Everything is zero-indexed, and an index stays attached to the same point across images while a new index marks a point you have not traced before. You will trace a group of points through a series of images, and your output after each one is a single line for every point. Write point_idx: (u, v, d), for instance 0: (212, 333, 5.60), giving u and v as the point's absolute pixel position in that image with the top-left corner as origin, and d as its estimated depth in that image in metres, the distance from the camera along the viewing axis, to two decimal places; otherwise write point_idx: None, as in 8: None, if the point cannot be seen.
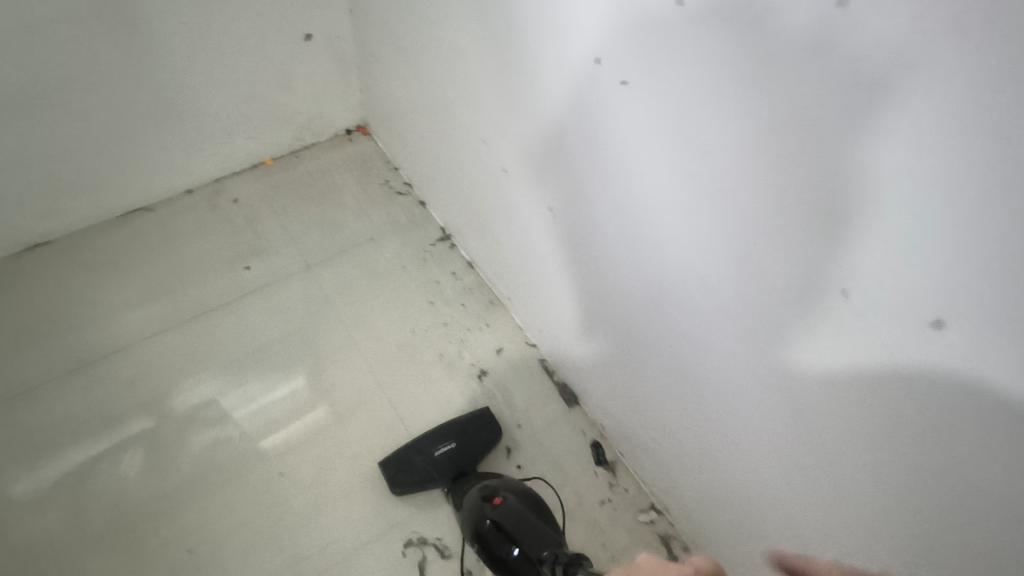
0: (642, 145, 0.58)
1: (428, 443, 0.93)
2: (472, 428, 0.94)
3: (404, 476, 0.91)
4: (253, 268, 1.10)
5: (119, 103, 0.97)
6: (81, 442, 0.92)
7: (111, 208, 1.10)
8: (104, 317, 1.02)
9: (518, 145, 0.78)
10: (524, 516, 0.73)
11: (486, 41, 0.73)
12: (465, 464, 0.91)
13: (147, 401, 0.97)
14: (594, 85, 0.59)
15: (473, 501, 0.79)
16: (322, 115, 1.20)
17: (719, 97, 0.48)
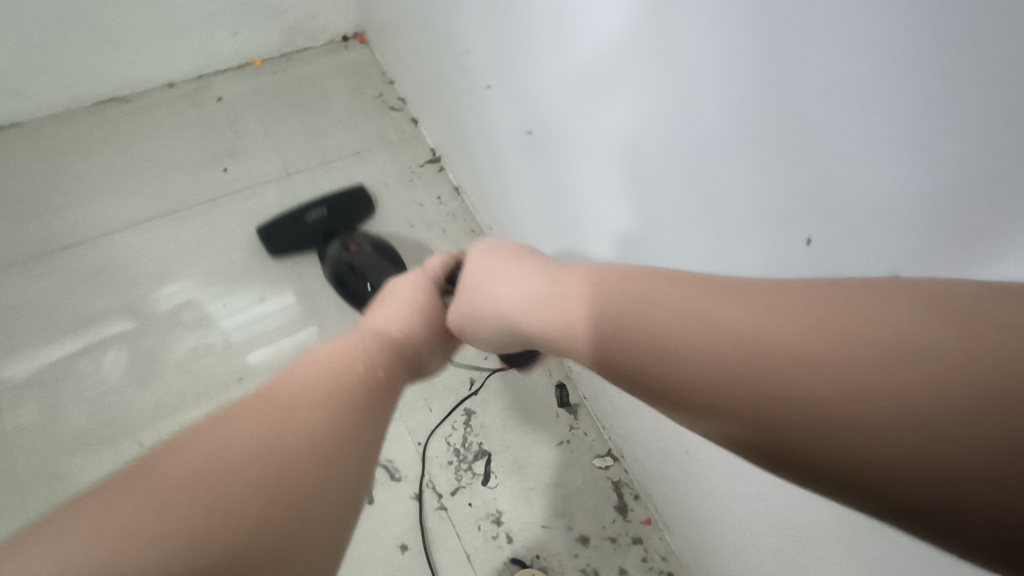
0: (626, 69, 0.54)
1: (303, 209, 1.01)
2: (347, 198, 1.03)
3: (278, 237, 1.00)
4: (230, 170, 1.06)
5: None
6: (57, 340, 0.93)
7: (85, 95, 1.05)
8: (78, 206, 1.00)
9: (507, 64, 0.74)
10: (378, 264, 0.91)
11: None
12: (335, 226, 1.01)
13: (130, 303, 0.96)
14: None
15: (334, 252, 0.94)
16: (314, 15, 1.13)
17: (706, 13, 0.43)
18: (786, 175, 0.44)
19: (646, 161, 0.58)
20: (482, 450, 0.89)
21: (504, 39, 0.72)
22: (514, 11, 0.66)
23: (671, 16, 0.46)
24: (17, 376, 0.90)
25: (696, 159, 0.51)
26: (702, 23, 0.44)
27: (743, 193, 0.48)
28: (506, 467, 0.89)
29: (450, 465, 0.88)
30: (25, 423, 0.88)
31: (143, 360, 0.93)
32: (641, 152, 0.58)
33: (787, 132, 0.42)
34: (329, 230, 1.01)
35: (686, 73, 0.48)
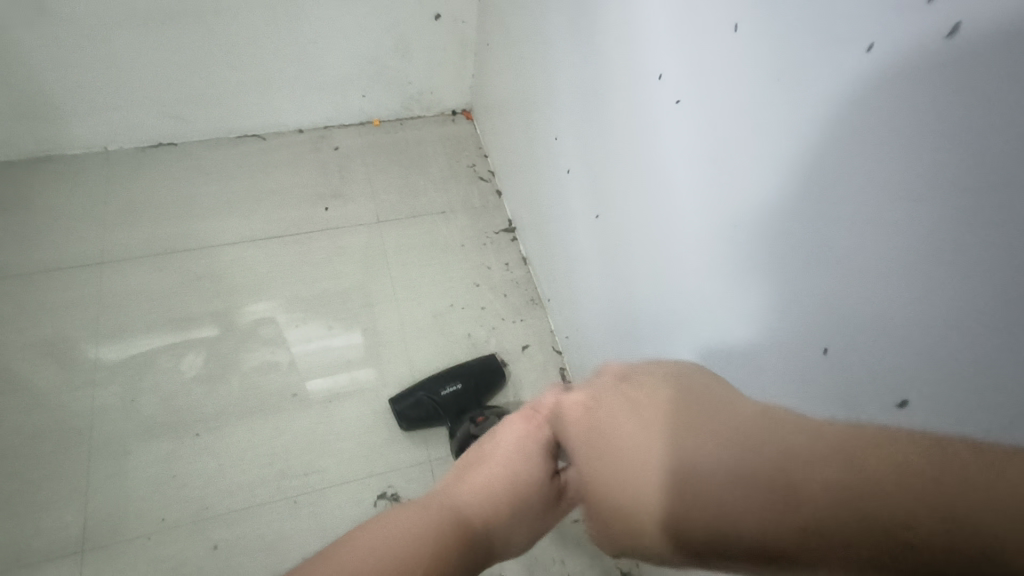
0: (684, 171, 0.60)
1: (437, 383, 1.00)
2: (481, 371, 1.02)
3: (413, 411, 0.98)
4: (330, 210, 1.20)
5: (259, 40, 1.09)
6: (153, 330, 1.06)
7: (231, 128, 1.24)
8: (202, 219, 1.16)
9: (587, 155, 0.82)
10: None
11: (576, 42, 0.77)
12: (469, 402, 0.99)
13: (219, 310, 1.09)
14: (653, 100, 0.62)
15: (462, 428, 0.93)
16: (432, 91, 1.29)
17: (757, 130, 0.49)
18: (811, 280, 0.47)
19: (692, 255, 0.63)
20: None
21: (587, 132, 0.80)
22: (599, 110, 0.75)
23: (727, 130, 0.52)
24: (106, 358, 1.02)
25: (735, 259, 0.55)
26: (753, 144, 0.50)
27: (772, 297, 0.52)
28: None
29: None
30: (107, 402, 0.99)
31: (219, 362, 1.04)
32: (689, 247, 0.63)
33: (818, 243, 0.45)
34: (463, 407, 0.98)
35: (735, 180, 0.53)
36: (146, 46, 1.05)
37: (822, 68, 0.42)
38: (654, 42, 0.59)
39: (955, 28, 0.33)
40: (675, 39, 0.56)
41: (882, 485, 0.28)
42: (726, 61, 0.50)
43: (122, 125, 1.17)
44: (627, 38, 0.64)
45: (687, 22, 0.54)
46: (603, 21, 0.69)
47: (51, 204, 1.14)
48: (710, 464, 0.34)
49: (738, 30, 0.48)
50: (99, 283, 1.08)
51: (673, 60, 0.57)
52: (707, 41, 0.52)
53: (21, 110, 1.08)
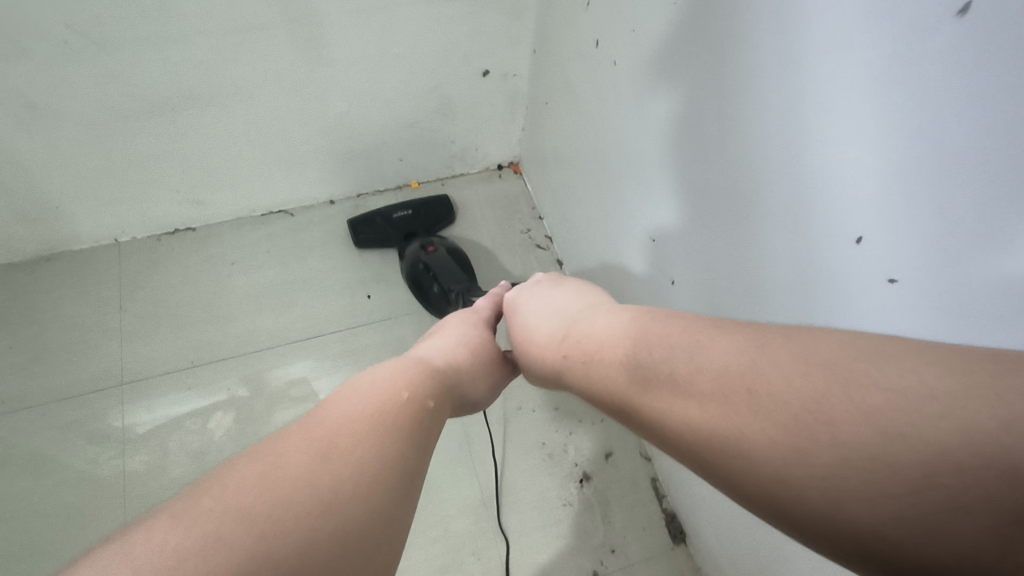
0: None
1: (389, 207, 1.09)
2: (430, 204, 1.10)
3: (366, 229, 1.07)
4: (373, 296, 1.06)
5: (286, 114, 0.95)
6: (179, 395, 0.95)
7: (255, 206, 1.10)
8: (233, 316, 1.03)
9: (710, 280, 0.66)
10: (450, 266, 0.97)
11: (691, 141, 0.63)
12: (416, 227, 1.08)
13: (248, 372, 0.98)
14: (848, 265, 0.47)
15: (412, 252, 1.02)
16: (477, 148, 1.14)
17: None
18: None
19: None
20: None
21: (705, 248, 0.65)
22: (736, 233, 0.59)
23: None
24: (140, 428, 0.92)
25: None
26: None
27: None
28: None
29: None
30: (135, 469, 0.89)
31: (246, 426, 0.93)
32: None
33: None
34: (412, 230, 1.08)
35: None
36: (154, 131, 0.91)
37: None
38: (859, 198, 0.44)
39: None
40: (900, 213, 0.41)
41: (609, 330, 0.42)
42: (1023, 268, 0.34)
43: (133, 214, 1.03)
44: (799, 180, 0.49)
45: (928, 195, 0.39)
46: (752, 144, 0.53)
47: (62, 310, 1.01)
48: (544, 329, 0.50)
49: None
50: (115, 397, 0.94)
51: (897, 236, 0.42)
52: (977, 232, 0.36)
53: (23, 211, 0.95)
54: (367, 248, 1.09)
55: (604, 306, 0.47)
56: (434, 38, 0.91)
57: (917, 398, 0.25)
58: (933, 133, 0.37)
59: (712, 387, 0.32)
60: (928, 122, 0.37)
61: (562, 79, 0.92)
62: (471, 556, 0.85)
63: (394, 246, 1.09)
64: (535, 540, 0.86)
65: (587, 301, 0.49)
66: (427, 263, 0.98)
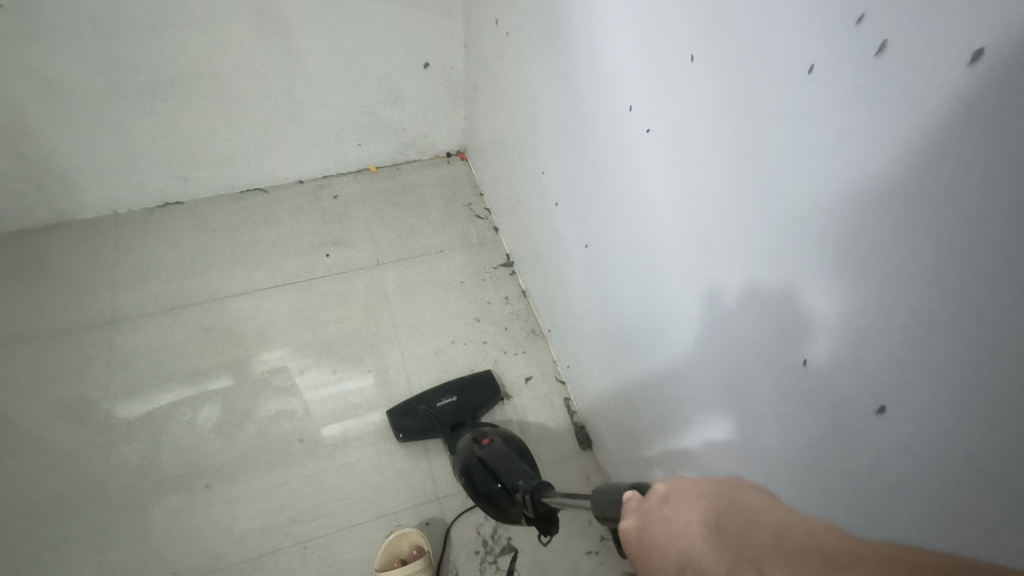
0: (667, 196, 0.60)
1: (432, 395, 1.02)
2: (475, 384, 1.04)
3: (409, 422, 1.00)
4: (332, 256, 1.23)
5: (258, 99, 1.15)
6: (169, 388, 1.06)
7: (234, 184, 1.29)
8: (210, 272, 1.19)
9: (572, 180, 0.83)
10: (508, 457, 0.83)
11: (549, 78, 0.82)
12: (464, 416, 1.00)
13: (231, 362, 1.10)
14: (622, 129, 0.65)
15: (466, 445, 0.90)
16: (426, 136, 1.33)
17: (721, 149, 0.50)
18: (801, 276, 0.45)
19: (678, 269, 0.62)
20: (509, 545, 0.92)
21: (568, 160, 0.83)
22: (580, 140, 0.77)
23: (687, 151, 0.54)
24: (130, 414, 1.03)
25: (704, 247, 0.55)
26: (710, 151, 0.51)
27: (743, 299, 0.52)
28: (528, 566, 0.90)
29: (477, 555, 0.92)
30: (130, 416, 1.02)
31: (231, 418, 1.03)
32: (677, 265, 0.62)
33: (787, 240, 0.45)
34: (459, 419, 1.00)
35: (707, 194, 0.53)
36: (148, 111, 1.10)
37: (761, 93, 0.43)
38: (620, 77, 0.62)
39: (882, 46, 0.34)
40: (642, 70, 0.58)
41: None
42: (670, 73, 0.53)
43: (130, 187, 1.21)
44: (598, 69, 0.67)
45: (643, 36, 0.56)
46: (577, 53, 0.71)
47: (64, 270, 1.17)
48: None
49: (693, 61, 0.50)
50: (107, 340, 1.10)
51: (642, 88, 0.59)
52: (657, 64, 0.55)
53: (36, 180, 1.13)
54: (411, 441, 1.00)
55: (695, 493, 0.40)
56: (379, 34, 1.11)
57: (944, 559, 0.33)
58: (647, 8, 0.54)
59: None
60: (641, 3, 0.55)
61: (483, 66, 1.11)
62: None
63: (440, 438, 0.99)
64: None
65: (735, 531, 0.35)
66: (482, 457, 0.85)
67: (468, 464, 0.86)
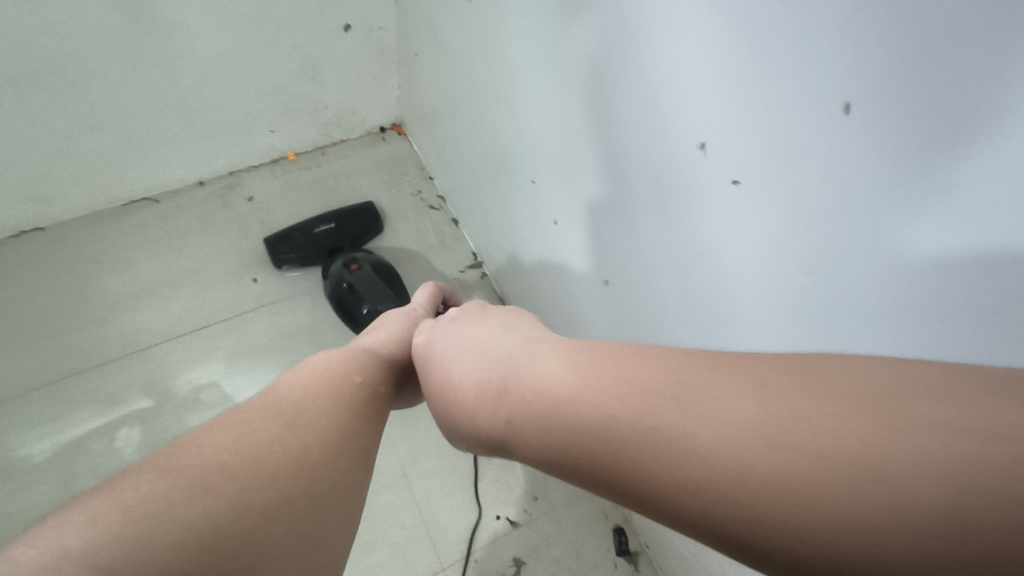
0: (759, 265, 0.46)
1: (309, 222, 1.00)
2: (356, 214, 1.02)
3: (285, 248, 0.98)
4: (260, 281, 0.99)
5: (130, 89, 0.86)
6: (80, 415, 0.85)
7: (112, 196, 0.99)
8: (106, 319, 0.93)
9: (583, 201, 0.67)
10: (377, 283, 0.90)
11: (549, 68, 0.63)
12: (342, 242, 1.00)
13: (149, 381, 0.89)
14: (686, 167, 0.49)
15: (338, 271, 0.93)
16: (355, 111, 1.08)
17: (892, 243, 0.36)
18: None
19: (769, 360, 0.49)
20: None
21: (576, 173, 0.67)
22: (600, 157, 0.61)
23: (815, 229, 0.40)
24: (36, 458, 0.82)
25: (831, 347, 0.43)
26: (862, 237, 0.37)
27: None
28: None
29: None
30: (38, 506, 0.79)
31: (156, 442, 0.85)
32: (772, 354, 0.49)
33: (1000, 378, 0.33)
34: (336, 245, 1.00)
35: (839, 282, 0.40)
36: None
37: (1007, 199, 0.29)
38: (689, 101, 0.46)
39: None
40: (737, 98, 0.42)
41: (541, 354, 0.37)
42: (799, 119, 0.38)
43: None
44: (645, 78, 0.50)
45: (743, 55, 0.40)
46: (609, 47, 0.53)
47: None
48: (477, 376, 0.41)
49: (851, 113, 0.35)
50: None
51: (734, 121, 0.43)
52: (768, 101, 0.39)
53: None
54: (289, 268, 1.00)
55: (485, 319, 0.48)
56: None
57: (833, 446, 0.24)
58: (758, 27, 0.38)
59: (638, 395, 0.30)
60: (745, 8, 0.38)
61: (428, 28, 0.87)
62: (395, 526, 0.84)
63: (319, 264, 1.00)
64: (457, 499, 0.87)
65: (517, 337, 0.42)
66: (352, 283, 0.90)
67: (337, 289, 0.92)
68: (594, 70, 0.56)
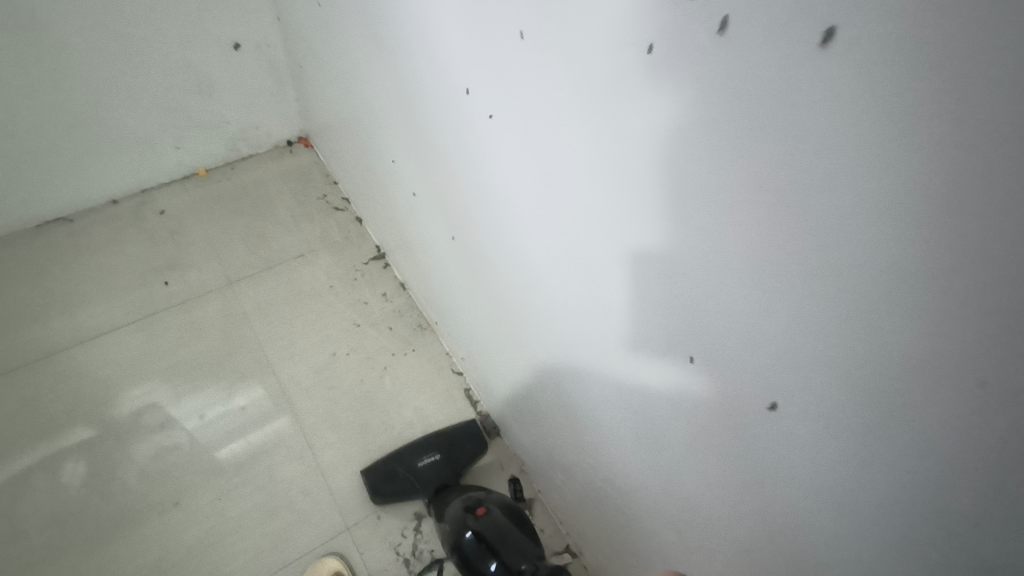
0: (522, 183, 0.54)
1: (411, 453, 0.90)
2: (460, 440, 0.92)
3: (385, 484, 0.88)
4: (171, 283, 1.05)
5: (30, 113, 0.93)
6: (18, 453, 0.88)
7: (27, 219, 1.06)
8: (24, 331, 0.98)
9: (425, 169, 0.76)
10: (507, 531, 0.69)
11: (377, 57, 0.72)
12: (448, 477, 0.88)
13: (90, 409, 0.93)
14: (464, 112, 0.58)
15: (457, 513, 0.75)
16: (258, 126, 1.17)
17: (565, 135, 0.44)
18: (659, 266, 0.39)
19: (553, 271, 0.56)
20: (434, 558, 0.85)
21: (415, 145, 0.75)
22: (423, 125, 0.70)
23: (537, 134, 0.47)
24: None
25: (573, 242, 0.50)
26: (560, 129, 0.44)
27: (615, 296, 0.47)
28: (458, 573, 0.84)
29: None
30: None
31: (103, 471, 0.88)
32: (551, 263, 0.56)
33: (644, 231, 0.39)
34: (444, 480, 0.87)
35: (560, 178, 0.47)
36: None
37: (594, 71, 0.37)
38: (452, 56, 0.54)
39: (723, 22, 0.27)
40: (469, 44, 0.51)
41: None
42: (503, 46, 0.46)
43: None
44: (425, 43, 0.59)
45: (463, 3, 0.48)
46: (402, 25, 0.62)
47: None
48: None
49: (524, 37, 0.43)
50: None
51: (475, 66, 0.52)
52: (486, 34, 0.48)
53: None
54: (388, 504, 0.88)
55: None
56: (167, 15, 0.93)
57: None
58: None
59: None
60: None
61: (303, 39, 0.97)
62: (300, 494, 0.89)
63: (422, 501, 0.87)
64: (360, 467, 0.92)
65: None
66: (478, 530, 0.70)
67: (456, 536, 0.72)
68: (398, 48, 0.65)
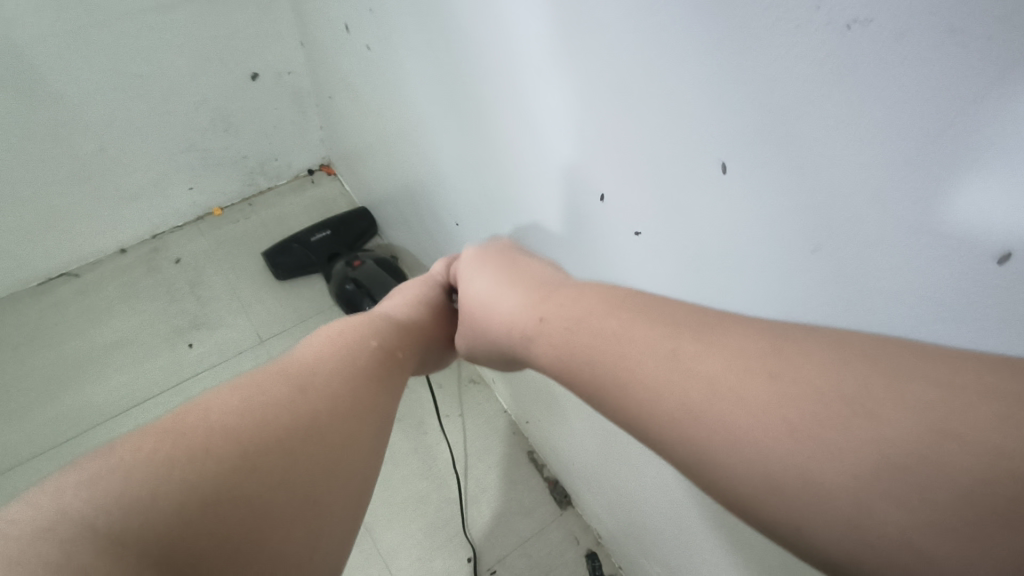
0: None
1: (306, 232, 1.00)
2: (350, 220, 1.01)
3: (284, 259, 0.99)
4: (196, 345, 0.95)
5: (27, 167, 0.81)
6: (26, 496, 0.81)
7: (29, 276, 0.94)
8: (33, 406, 0.87)
9: None
10: (384, 276, 0.86)
11: (441, 104, 0.60)
12: (339, 247, 0.99)
13: (105, 453, 0.85)
14: (588, 217, 0.46)
15: (339, 271, 0.90)
16: (278, 157, 1.05)
17: (788, 300, 0.33)
18: None
19: None
20: None
21: (486, 217, 0.63)
22: (504, 203, 0.57)
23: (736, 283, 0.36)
24: None
25: None
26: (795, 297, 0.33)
27: None
28: None
29: None
30: None
31: None
32: None
33: None
34: (335, 251, 0.99)
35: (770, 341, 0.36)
36: None
37: (888, 253, 0.27)
38: (579, 149, 0.43)
39: None
40: (614, 141, 0.39)
41: (492, 292, 0.41)
42: (691, 178, 0.35)
43: None
44: (526, 115, 0.46)
45: (615, 102, 0.37)
46: (490, 85, 0.49)
47: None
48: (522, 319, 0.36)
49: (728, 173, 0.32)
50: None
51: (619, 167, 0.40)
52: (653, 151, 0.36)
53: None
54: (290, 277, 1.01)
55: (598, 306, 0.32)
56: (179, 47, 0.81)
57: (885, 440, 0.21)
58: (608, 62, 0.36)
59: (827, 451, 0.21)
60: (606, 44, 0.35)
61: (333, 70, 0.85)
62: None
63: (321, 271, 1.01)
64: (422, 550, 0.85)
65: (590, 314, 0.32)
66: (357, 280, 0.86)
67: (341, 289, 0.88)
68: (483, 114, 0.52)
